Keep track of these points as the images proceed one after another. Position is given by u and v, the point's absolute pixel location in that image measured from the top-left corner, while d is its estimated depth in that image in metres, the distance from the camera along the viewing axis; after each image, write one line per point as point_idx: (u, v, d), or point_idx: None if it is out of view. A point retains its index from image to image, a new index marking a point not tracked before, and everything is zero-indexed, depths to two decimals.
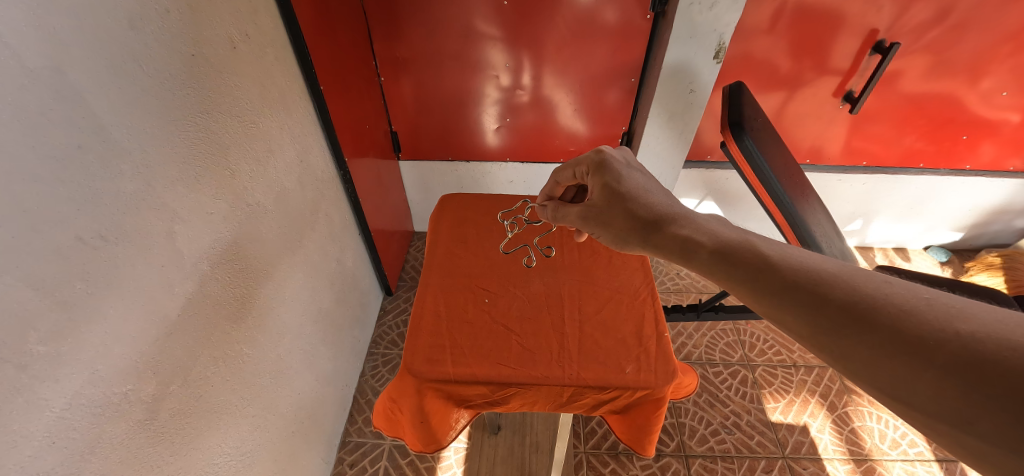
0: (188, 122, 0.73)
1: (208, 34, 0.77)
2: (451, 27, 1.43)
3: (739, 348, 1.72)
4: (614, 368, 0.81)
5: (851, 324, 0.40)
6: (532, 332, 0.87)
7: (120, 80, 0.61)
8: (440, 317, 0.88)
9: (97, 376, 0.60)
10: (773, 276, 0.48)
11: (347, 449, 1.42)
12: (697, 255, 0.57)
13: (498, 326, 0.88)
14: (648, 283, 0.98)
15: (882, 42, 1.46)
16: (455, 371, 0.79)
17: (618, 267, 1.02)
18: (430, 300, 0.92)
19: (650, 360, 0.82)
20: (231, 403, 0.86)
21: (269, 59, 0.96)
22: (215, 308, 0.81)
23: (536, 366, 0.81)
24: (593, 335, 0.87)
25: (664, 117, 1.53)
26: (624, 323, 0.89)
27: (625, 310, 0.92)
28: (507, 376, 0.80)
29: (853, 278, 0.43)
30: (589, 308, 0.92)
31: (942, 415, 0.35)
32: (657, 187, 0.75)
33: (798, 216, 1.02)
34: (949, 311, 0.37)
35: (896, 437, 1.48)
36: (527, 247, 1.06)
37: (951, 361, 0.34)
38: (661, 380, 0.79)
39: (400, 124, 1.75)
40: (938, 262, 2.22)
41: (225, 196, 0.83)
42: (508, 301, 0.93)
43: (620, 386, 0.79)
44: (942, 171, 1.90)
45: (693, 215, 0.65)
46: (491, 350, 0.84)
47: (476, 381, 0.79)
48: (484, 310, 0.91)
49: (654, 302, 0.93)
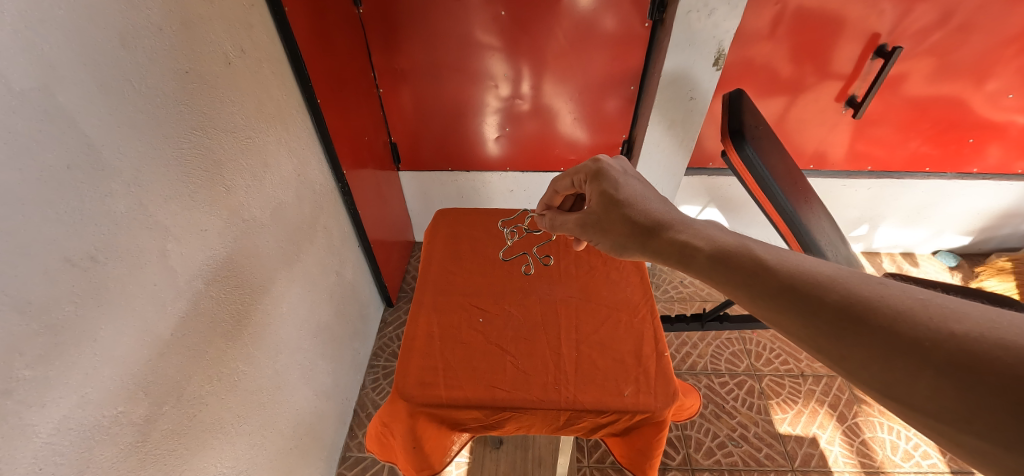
0: (181, 139, 0.72)
1: (203, 51, 0.77)
2: (449, 36, 1.43)
3: (745, 358, 1.69)
4: (613, 390, 0.79)
5: (848, 326, 0.39)
6: (526, 350, 0.86)
7: (109, 99, 0.60)
8: (433, 337, 0.87)
9: (86, 399, 0.59)
10: (770, 279, 0.46)
11: (348, 464, 1.41)
12: (696, 259, 0.55)
13: (493, 344, 0.87)
14: (648, 299, 0.96)
15: (884, 46, 1.44)
16: (447, 395, 0.78)
17: (617, 282, 1.01)
18: (423, 320, 0.91)
19: (649, 382, 0.80)
20: (226, 421, 0.85)
21: (265, 73, 0.96)
22: (211, 325, 0.80)
23: (529, 385, 0.80)
24: (590, 354, 0.85)
25: (664, 125, 1.52)
26: (623, 342, 0.88)
27: (624, 328, 0.90)
28: (499, 395, 0.78)
29: (847, 280, 0.42)
30: (587, 326, 0.91)
31: (942, 415, 0.33)
32: (655, 193, 0.73)
33: (801, 225, 1.00)
34: (943, 312, 0.36)
35: (908, 449, 1.44)
36: (525, 256, 1.07)
37: (949, 362, 0.33)
38: (660, 403, 0.77)
39: (400, 135, 1.74)
40: (947, 267, 2.18)
41: (220, 212, 0.82)
42: (504, 319, 0.92)
43: (617, 407, 0.77)
44: (948, 175, 1.87)
45: (691, 220, 0.64)
46: (485, 369, 0.82)
47: (469, 404, 0.77)
48: (480, 328, 0.90)
49: (653, 320, 0.92)
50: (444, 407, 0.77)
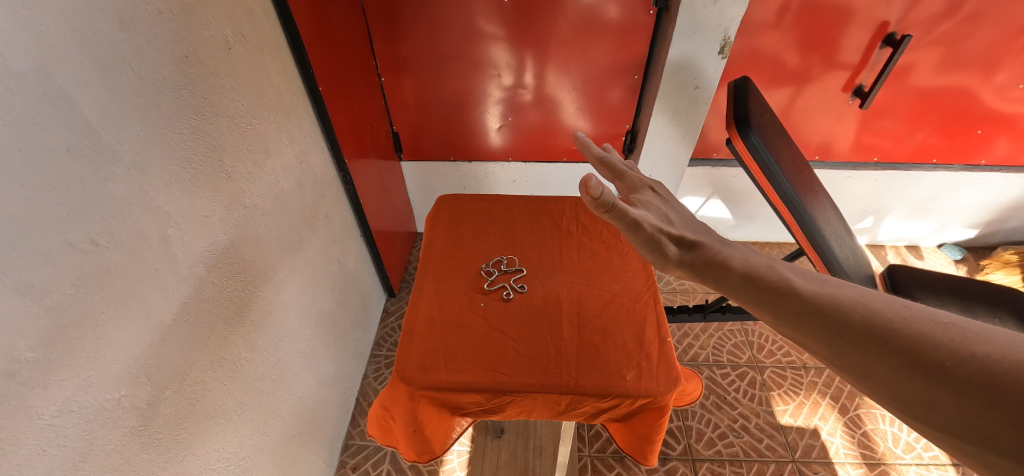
0: (181, 123, 0.72)
1: (202, 35, 0.76)
2: (451, 25, 1.41)
3: (747, 350, 1.69)
4: (614, 375, 0.79)
5: (870, 346, 0.39)
6: (528, 337, 0.86)
7: (108, 81, 0.59)
8: (434, 322, 0.87)
9: (89, 382, 0.59)
10: (795, 299, 0.47)
11: (350, 451, 1.41)
12: (729, 278, 0.54)
13: (495, 331, 0.86)
14: (651, 285, 0.96)
15: (893, 34, 1.41)
16: (449, 379, 0.78)
17: (620, 267, 1.00)
18: (425, 304, 0.91)
19: (651, 367, 0.80)
20: (229, 407, 0.85)
21: (266, 60, 0.95)
22: (212, 311, 0.80)
23: (532, 370, 0.80)
24: (592, 339, 0.85)
25: (668, 114, 1.50)
26: (625, 327, 0.87)
27: (626, 313, 0.90)
28: (501, 380, 0.78)
29: (870, 302, 0.43)
30: (589, 312, 0.90)
31: (963, 433, 0.33)
32: (683, 210, 0.72)
33: (805, 213, 0.99)
34: (966, 335, 0.36)
35: (910, 440, 1.44)
36: (503, 280, 0.96)
37: (970, 383, 0.33)
38: (663, 388, 0.77)
39: (401, 124, 1.73)
40: (953, 260, 2.15)
41: (221, 198, 0.82)
42: (506, 306, 0.91)
43: (621, 391, 0.77)
44: (955, 167, 1.85)
45: (725, 240, 0.63)
46: (487, 355, 0.82)
47: (470, 389, 0.77)
48: (482, 314, 0.90)
49: (657, 305, 0.91)
50: (445, 390, 0.77)
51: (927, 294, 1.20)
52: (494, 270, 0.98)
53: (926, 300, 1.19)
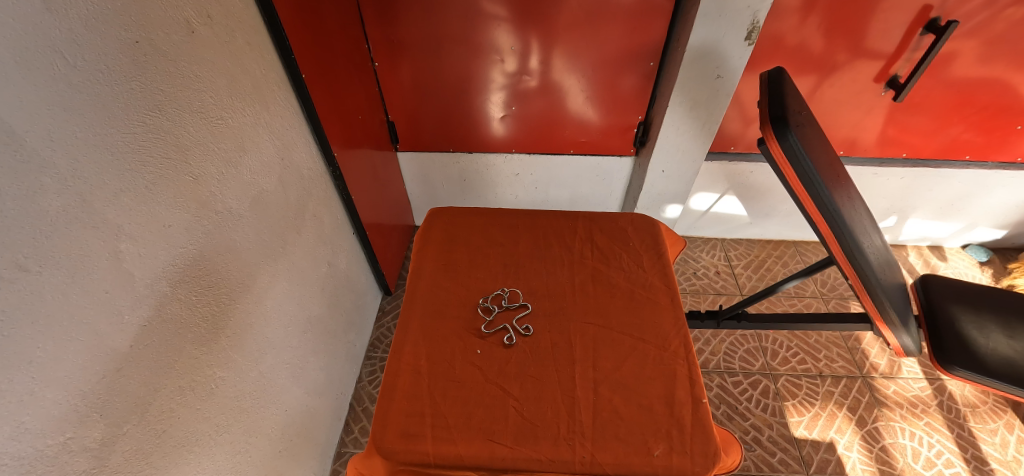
0: (132, 122, 0.62)
1: (157, 17, 0.65)
2: (451, 6, 1.29)
3: (761, 356, 1.61)
4: (639, 449, 0.73)
5: None
6: (533, 395, 0.80)
7: (32, 72, 0.49)
8: (420, 375, 0.82)
9: (24, 429, 0.50)
10: None
11: (343, 460, 1.36)
12: None
13: (494, 387, 0.81)
14: (681, 331, 0.90)
15: (937, 20, 1.28)
16: (434, 452, 0.73)
17: (641, 305, 0.94)
18: (410, 351, 0.86)
19: (683, 440, 0.74)
20: (203, 432, 0.78)
21: (239, 43, 0.84)
22: (180, 332, 0.72)
23: (536, 441, 0.74)
24: (611, 401, 0.79)
25: (686, 106, 1.38)
26: (651, 385, 0.82)
27: (652, 366, 0.84)
28: (499, 453, 0.72)
29: None
30: (605, 365, 0.85)
31: None
32: None
33: (847, 239, 0.89)
34: None
35: (931, 456, 1.36)
36: (505, 321, 0.90)
37: None
38: (698, 466, 0.72)
39: (397, 112, 1.62)
40: (977, 262, 2.04)
41: (186, 204, 0.72)
42: (506, 355, 0.86)
43: (647, 470, 0.71)
44: (988, 165, 1.74)
45: None
46: (484, 422, 0.76)
47: (462, 464, 0.72)
48: (478, 363, 0.84)
49: (688, 356, 0.86)
50: (432, 465, 0.73)
51: (963, 308, 1.10)
52: (493, 307, 0.93)
53: (963, 314, 1.09)
